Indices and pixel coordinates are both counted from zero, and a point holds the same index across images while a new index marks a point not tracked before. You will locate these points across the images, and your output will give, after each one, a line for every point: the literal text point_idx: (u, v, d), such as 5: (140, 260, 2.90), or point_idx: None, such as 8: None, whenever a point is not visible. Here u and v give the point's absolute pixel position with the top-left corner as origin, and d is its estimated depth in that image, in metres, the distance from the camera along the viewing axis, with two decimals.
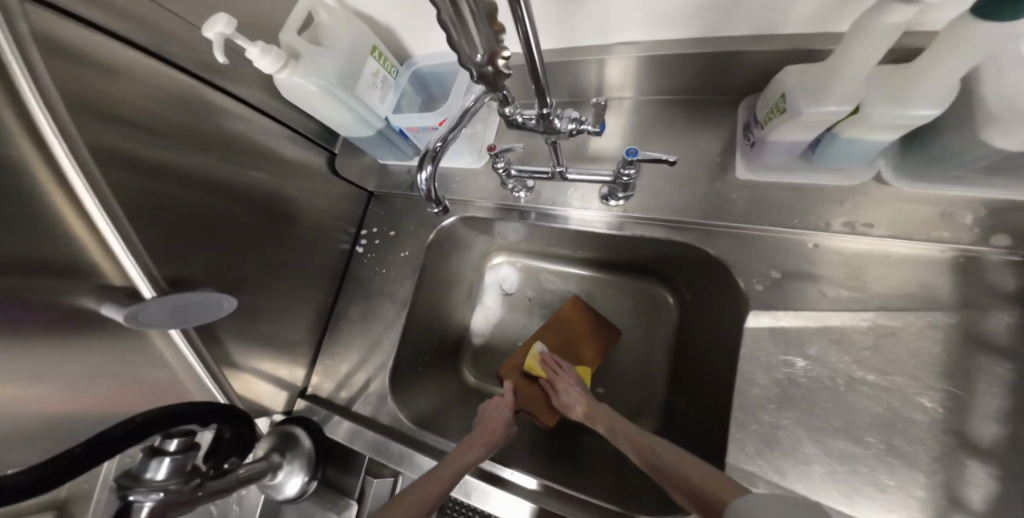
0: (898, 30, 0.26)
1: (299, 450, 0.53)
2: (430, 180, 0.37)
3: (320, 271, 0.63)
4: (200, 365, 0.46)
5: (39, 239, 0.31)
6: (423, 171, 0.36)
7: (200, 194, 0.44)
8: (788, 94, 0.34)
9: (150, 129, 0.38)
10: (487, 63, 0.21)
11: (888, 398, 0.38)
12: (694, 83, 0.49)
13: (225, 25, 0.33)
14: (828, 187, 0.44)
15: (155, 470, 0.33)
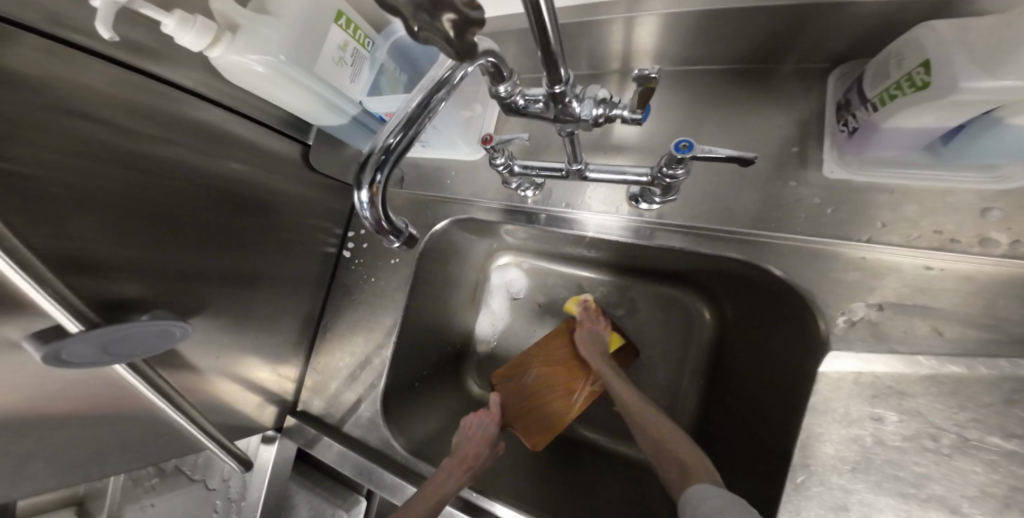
0: None
1: None
2: (379, 195, 0.27)
3: (306, 279, 0.56)
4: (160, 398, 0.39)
5: None
6: (371, 181, 0.26)
7: (155, 203, 0.37)
8: (936, 60, 0.23)
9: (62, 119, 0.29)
10: (441, 6, 0.11)
11: (1013, 466, 0.28)
12: (763, 48, 0.37)
13: None
14: (963, 186, 0.32)
15: None
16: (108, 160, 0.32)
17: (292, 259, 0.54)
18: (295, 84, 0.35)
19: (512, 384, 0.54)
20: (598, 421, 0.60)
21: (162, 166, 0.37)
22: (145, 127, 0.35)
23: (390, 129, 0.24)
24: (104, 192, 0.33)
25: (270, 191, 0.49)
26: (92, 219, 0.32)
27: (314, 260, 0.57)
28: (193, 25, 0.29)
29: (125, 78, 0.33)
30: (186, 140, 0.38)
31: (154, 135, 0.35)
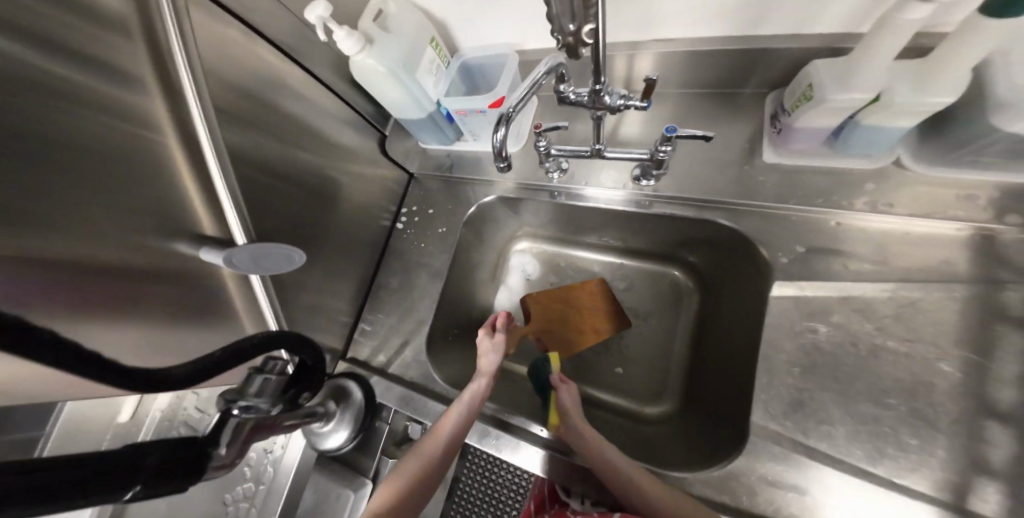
0: (915, 27, 0.32)
1: (268, 380, 0.37)
2: (502, 141, 0.41)
3: (362, 245, 0.66)
4: (269, 309, 0.49)
5: (152, 174, 0.35)
6: (497, 132, 0.40)
7: (270, 164, 0.48)
8: (817, 82, 0.40)
9: (235, 93, 0.42)
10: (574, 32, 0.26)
11: (910, 364, 0.40)
12: (726, 77, 0.54)
13: (324, 10, 0.40)
14: (855, 170, 0.47)
15: (253, 386, 0.37)
16: (248, 130, 0.44)
17: (356, 226, 0.65)
18: (398, 83, 0.49)
19: (543, 309, 0.68)
20: (601, 382, 0.69)
21: (273, 134, 0.48)
22: (268, 105, 0.47)
23: (513, 103, 0.38)
24: (250, 155, 0.44)
25: (342, 168, 0.61)
26: (247, 178, 0.44)
27: (371, 229, 0.67)
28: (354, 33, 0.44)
29: (265, 73, 0.46)
30: (292, 119, 0.51)
31: (269, 113, 0.47)
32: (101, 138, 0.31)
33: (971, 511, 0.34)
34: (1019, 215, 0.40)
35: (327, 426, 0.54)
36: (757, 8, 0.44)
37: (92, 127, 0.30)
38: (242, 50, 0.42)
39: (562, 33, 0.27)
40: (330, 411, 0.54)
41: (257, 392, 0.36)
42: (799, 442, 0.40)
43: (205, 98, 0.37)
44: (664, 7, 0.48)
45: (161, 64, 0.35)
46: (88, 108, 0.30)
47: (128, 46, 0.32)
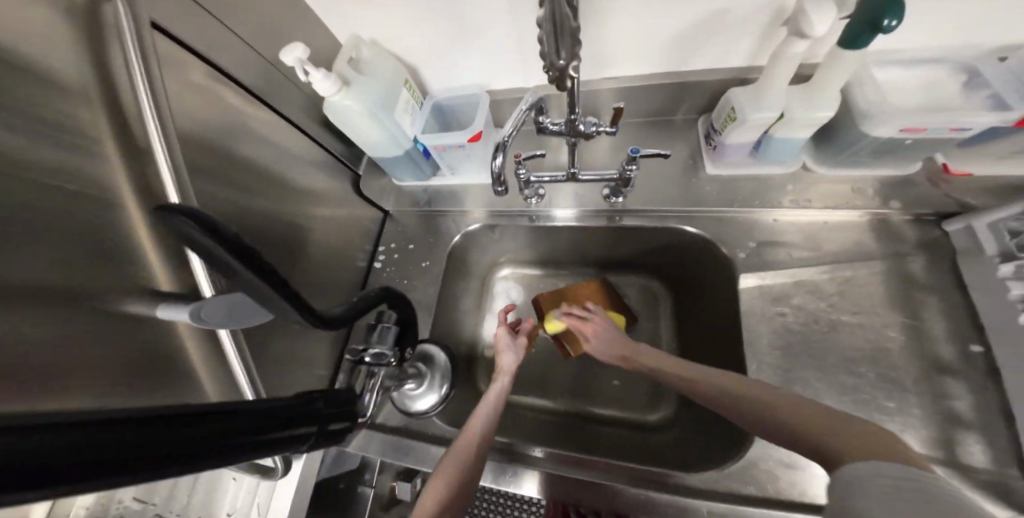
0: (798, 58, 0.42)
1: (388, 331, 0.44)
2: (500, 167, 0.43)
3: (337, 286, 0.62)
4: (236, 358, 0.39)
5: (96, 221, 0.30)
6: (496, 159, 0.42)
7: (236, 208, 0.45)
8: (736, 106, 0.48)
9: (194, 135, 0.39)
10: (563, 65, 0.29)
11: (864, 333, 0.46)
12: (665, 107, 0.64)
13: (302, 52, 0.41)
14: (775, 176, 0.57)
15: (383, 337, 0.43)
16: (210, 174, 0.41)
17: (331, 267, 0.61)
18: (376, 122, 0.50)
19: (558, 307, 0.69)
20: (601, 398, 0.70)
21: (238, 176, 0.45)
22: (235, 146, 0.45)
23: (506, 132, 0.41)
24: (213, 199, 0.41)
25: (312, 208, 0.59)
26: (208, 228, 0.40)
27: (348, 269, 0.64)
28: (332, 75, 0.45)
29: (232, 113, 0.45)
30: (259, 159, 0.49)
31: (238, 153, 0.45)
32: (35, 196, 0.26)
33: (964, 464, 0.37)
34: (900, 201, 0.51)
35: (420, 387, 0.53)
36: (684, 49, 0.54)
37: (22, 168, 0.26)
38: (204, 87, 0.41)
39: (553, 62, 0.29)
40: (421, 371, 0.54)
41: (381, 337, 0.43)
42: None
43: (175, 153, 0.33)
44: (610, 50, 0.56)
45: (115, 100, 0.32)
46: (22, 146, 0.26)
47: (82, 84, 0.30)
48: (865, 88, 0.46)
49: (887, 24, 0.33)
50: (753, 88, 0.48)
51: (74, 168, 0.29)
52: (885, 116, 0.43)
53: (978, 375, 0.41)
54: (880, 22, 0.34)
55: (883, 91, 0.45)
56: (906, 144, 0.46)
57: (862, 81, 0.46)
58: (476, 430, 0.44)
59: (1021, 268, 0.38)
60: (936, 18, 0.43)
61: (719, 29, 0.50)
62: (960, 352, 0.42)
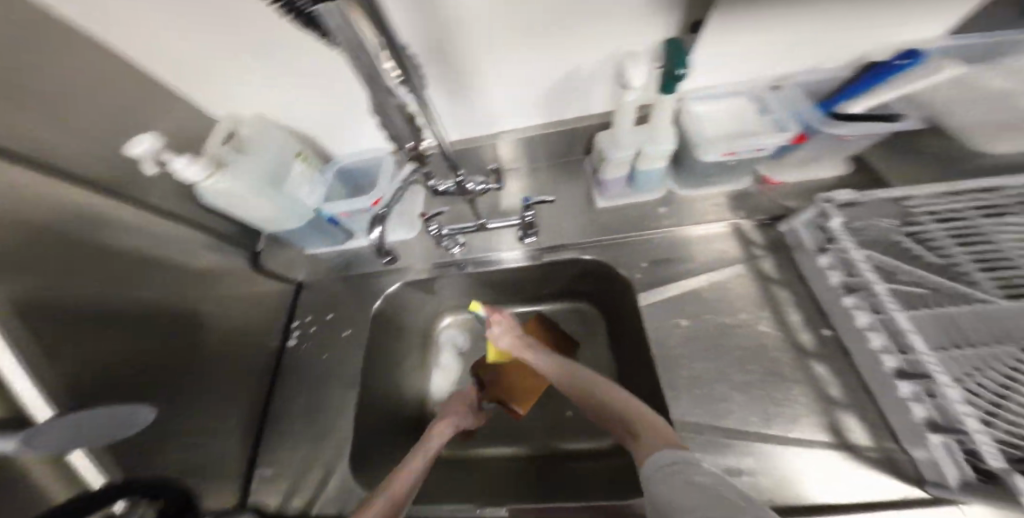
0: (632, 106, 0.50)
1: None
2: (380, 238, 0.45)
3: (245, 375, 0.57)
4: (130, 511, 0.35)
5: None
6: (372, 233, 0.44)
7: (114, 311, 0.41)
8: (605, 147, 0.57)
9: (62, 242, 0.36)
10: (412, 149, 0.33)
11: (746, 330, 0.52)
12: (555, 152, 0.71)
13: (150, 143, 0.39)
14: (649, 201, 0.65)
15: None
16: (77, 279, 0.37)
17: (233, 353, 0.56)
18: (267, 199, 0.50)
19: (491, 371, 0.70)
20: (569, 430, 0.69)
21: (117, 279, 0.41)
22: (111, 242, 0.41)
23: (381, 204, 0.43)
24: (77, 304, 0.37)
25: (210, 294, 0.55)
26: (76, 338, 0.36)
27: (257, 354, 0.60)
28: (200, 161, 0.44)
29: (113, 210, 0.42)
30: (143, 251, 0.45)
31: (116, 251, 0.42)
32: None
33: (851, 441, 0.42)
34: (745, 212, 0.60)
35: None
36: (556, 101, 0.61)
37: None
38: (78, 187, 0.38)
39: (405, 146, 0.34)
40: None
41: None
42: (714, 427, 0.46)
43: None
44: (495, 110, 0.62)
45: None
46: None
47: None
48: (693, 121, 0.55)
49: (679, 72, 0.41)
50: (611, 133, 0.57)
51: None
52: (706, 145, 0.52)
53: (832, 354, 0.48)
54: (675, 71, 0.42)
55: (700, 125, 0.55)
56: (731, 165, 0.56)
57: (688, 115, 0.55)
58: (410, 472, 0.43)
59: (832, 258, 0.47)
60: (728, 64, 0.55)
61: (579, 83, 0.58)
62: (816, 334, 0.50)
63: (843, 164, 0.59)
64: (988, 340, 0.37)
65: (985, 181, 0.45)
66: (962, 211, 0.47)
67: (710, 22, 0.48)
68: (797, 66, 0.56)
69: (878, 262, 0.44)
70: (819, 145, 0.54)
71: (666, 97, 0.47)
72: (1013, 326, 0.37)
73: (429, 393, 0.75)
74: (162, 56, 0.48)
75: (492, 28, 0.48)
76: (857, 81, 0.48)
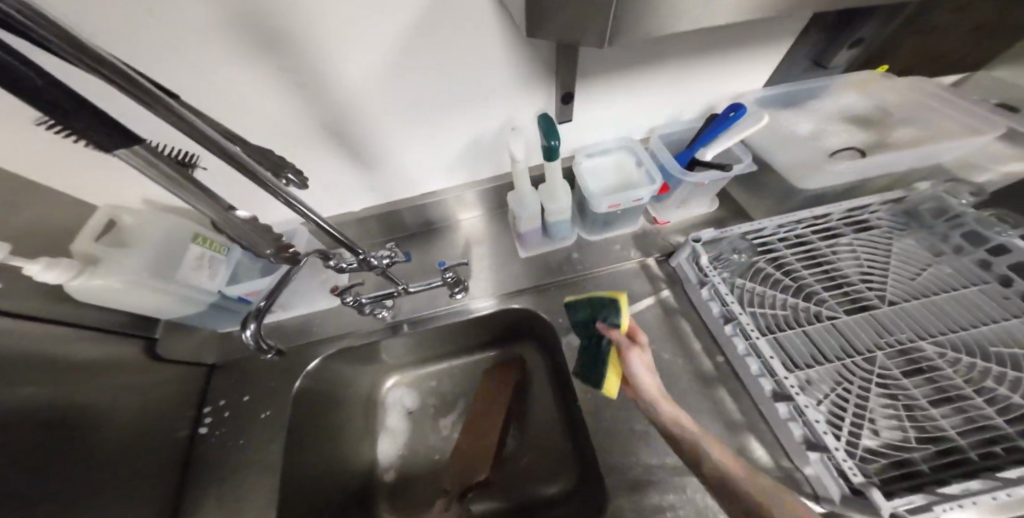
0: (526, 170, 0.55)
1: None
2: (254, 336, 0.43)
3: (146, 496, 0.49)
4: None
5: None
6: (246, 330, 0.42)
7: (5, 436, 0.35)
8: (513, 205, 0.60)
9: None
10: (282, 252, 0.32)
11: (657, 362, 0.55)
12: (479, 208, 0.75)
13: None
14: (563, 247, 0.70)
15: None
16: None
17: (137, 459, 0.49)
18: (158, 290, 0.48)
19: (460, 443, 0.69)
20: (527, 480, 0.67)
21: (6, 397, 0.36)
22: None
23: (262, 297, 0.44)
24: None
25: (110, 393, 0.49)
26: None
27: (163, 461, 0.53)
28: (58, 265, 0.41)
29: None
30: (22, 357, 0.39)
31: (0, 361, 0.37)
32: None
33: (754, 460, 0.46)
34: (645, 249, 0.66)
35: None
36: (471, 162, 0.65)
37: None
38: None
39: (267, 254, 0.32)
40: None
41: None
42: (639, 464, 0.47)
43: None
44: (413, 175, 0.64)
45: None
46: None
47: None
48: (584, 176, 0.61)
49: (552, 144, 0.46)
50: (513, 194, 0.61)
51: None
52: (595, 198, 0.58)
53: (728, 376, 0.53)
54: (548, 142, 0.47)
55: (587, 180, 0.61)
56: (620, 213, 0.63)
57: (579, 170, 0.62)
58: None
59: (710, 290, 0.53)
60: (611, 121, 0.63)
61: (489, 147, 0.62)
62: (716, 358, 0.54)
63: (709, 203, 0.69)
64: (838, 352, 0.47)
65: (812, 211, 0.58)
66: (804, 236, 0.59)
67: (577, 95, 0.56)
68: (663, 119, 0.66)
69: (746, 292, 0.53)
70: (684, 192, 0.63)
71: (552, 164, 0.52)
72: (847, 334, 0.49)
73: (373, 463, 0.70)
74: (29, 155, 0.45)
75: (387, 108, 0.51)
76: (703, 130, 0.58)
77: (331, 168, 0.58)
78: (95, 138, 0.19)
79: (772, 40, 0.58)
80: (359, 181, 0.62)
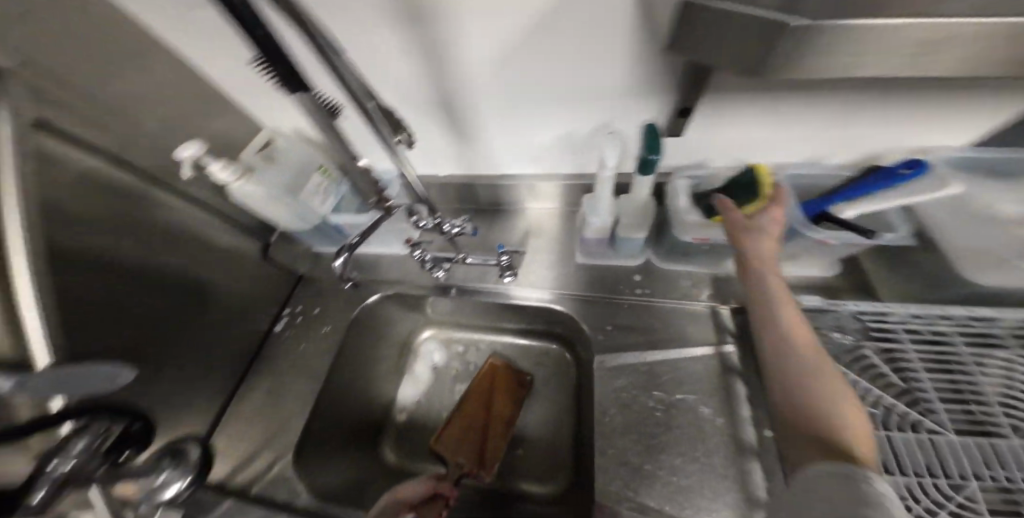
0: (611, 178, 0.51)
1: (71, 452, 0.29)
2: (344, 265, 0.49)
3: (228, 358, 0.62)
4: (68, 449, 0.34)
5: None
6: (339, 258, 0.48)
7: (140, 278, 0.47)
8: (587, 208, 0.58)
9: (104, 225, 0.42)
10: (381, 203, 0.40)
11: (691, 413, 0.51)
12: (554, 204, 0.75)
13: (197, 150, 0.45)
14: (623, 265, 0.67)
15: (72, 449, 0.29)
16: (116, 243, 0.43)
17: (227, 329, 0.62)
18: (285, 204, 0.58)
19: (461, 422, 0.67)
20: (522, 469, 0.69)
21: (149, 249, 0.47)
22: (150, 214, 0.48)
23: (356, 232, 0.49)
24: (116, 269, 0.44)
25: (221, 271, 0.61)
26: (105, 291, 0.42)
27: (245, 336, 0.66)
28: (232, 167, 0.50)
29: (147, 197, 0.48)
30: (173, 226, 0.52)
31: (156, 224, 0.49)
32: None
33: None
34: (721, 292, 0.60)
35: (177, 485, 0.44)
36: (551, 155, 0.65)
37: None
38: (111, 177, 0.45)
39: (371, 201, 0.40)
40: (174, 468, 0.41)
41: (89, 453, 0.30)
42: (635, 504, 0.46)
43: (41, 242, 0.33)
44: (498, 156, 0.66)
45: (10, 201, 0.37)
46: None
47: None
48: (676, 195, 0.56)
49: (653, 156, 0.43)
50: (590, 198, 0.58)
51: None
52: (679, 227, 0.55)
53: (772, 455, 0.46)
54: (647, 156, 0.44)
55: (681, 200, 0.56)
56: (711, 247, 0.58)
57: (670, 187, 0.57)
58: None
59: None
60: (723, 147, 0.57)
61: (576, 145, 0.61)
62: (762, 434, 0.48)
63: (827, 266, 0.59)
64: (920, 466, 0.39)
65: (971, 309, 0.48)
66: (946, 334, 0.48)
67: (700, 111, 0.51)
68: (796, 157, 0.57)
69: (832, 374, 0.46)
70: (799, 246, 0.55)
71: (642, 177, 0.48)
72: (942, 454, 0.39)
73: (391, 401, 0.78)
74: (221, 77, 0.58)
75: (495, 89, 0.53)
76: (852, 184, 0.49)
77: (432, 133, 0.63)
78: (286, 83, 0.24)
79: (978, 93, 0.45)
80: (453, 151, 0.66)
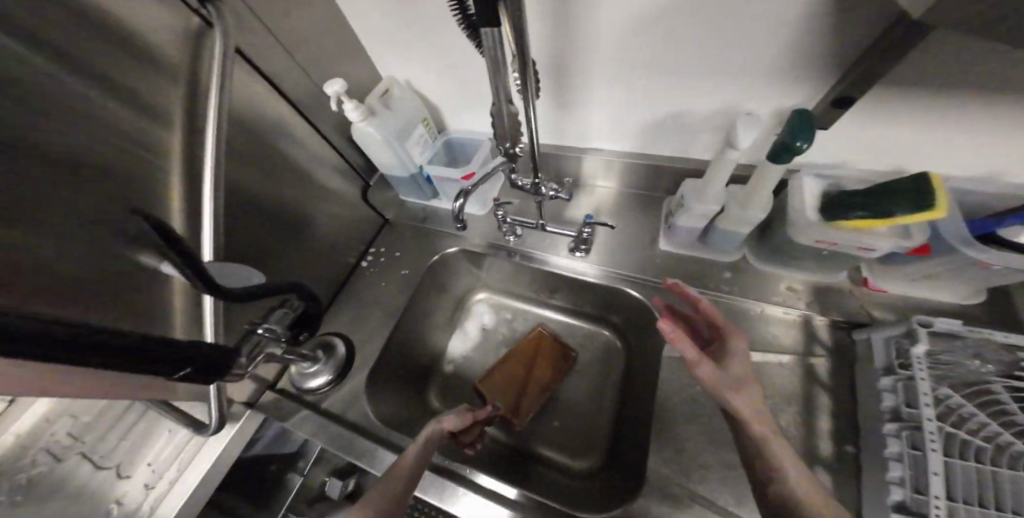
0: (732, 163, 0.48)
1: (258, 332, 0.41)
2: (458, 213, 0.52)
3: (324, 283, 0.70)
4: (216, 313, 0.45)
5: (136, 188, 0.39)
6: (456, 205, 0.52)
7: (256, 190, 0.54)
8: (690, 194, 0.57)
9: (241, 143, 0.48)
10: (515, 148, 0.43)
11: None
12: (640, 186, 0.73)
13: (340, 88, 0.50)
14: (712, 260, 0.64)
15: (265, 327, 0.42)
16: None
17: (325, 257, 0.69)
18: (392, 148, 0.61)
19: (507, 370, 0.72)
20: (557, 437, 0.71)
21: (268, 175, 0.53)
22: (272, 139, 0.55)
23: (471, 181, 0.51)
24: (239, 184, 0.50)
25: (324, 203, 0.68)
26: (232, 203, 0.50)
27: (338, 267, 0.73)
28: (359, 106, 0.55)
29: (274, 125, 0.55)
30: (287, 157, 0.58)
31: (273, 148, 0.55)
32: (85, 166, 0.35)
33: None
34: (818, 304, 0.56)
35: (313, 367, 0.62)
36: (653, 135, 0.62)
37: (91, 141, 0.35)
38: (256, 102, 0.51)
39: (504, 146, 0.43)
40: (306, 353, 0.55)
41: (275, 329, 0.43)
42: (685, 486, 0.47)
43: (220, 150, 0.43)
44: (596, 130, 0.65)
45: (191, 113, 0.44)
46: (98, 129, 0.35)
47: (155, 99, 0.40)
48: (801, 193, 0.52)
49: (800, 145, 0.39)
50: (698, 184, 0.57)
51: (135, 142, 0.39)
52: (801, 224, 0.51)
53: (849, 476, 0.44)
54: (791, 141, 0.40)
55: (805, 198, 0.52)
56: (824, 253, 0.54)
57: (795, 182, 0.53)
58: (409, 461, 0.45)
59: (897, 382, 0.42)
60: (860, 147, 0.51)
61: (685, 126, 0.58)
62: (838, 452, 0.46)
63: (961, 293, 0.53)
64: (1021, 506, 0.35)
65: None
66: None
67: (854, 106, 0.46)
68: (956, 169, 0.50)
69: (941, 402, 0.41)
70: (941, 265, 0.49)
71: (770, 167, 0.46)
72: None
73: (440, 353, 0.82)
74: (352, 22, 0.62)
75: (613, 58, 0.52)
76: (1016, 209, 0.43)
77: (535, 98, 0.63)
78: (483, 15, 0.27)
79: None
80: (551, 119, 0.66)
